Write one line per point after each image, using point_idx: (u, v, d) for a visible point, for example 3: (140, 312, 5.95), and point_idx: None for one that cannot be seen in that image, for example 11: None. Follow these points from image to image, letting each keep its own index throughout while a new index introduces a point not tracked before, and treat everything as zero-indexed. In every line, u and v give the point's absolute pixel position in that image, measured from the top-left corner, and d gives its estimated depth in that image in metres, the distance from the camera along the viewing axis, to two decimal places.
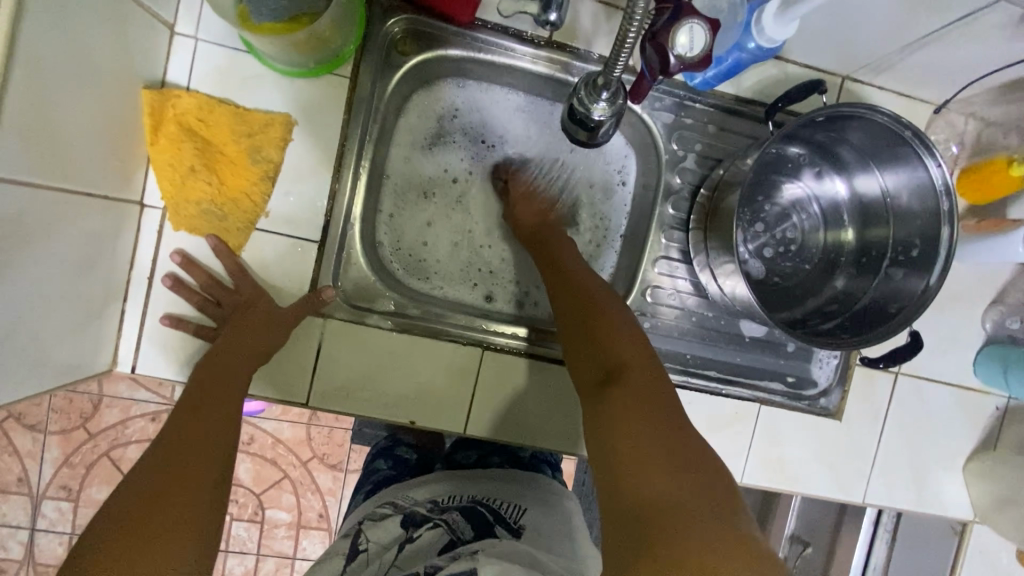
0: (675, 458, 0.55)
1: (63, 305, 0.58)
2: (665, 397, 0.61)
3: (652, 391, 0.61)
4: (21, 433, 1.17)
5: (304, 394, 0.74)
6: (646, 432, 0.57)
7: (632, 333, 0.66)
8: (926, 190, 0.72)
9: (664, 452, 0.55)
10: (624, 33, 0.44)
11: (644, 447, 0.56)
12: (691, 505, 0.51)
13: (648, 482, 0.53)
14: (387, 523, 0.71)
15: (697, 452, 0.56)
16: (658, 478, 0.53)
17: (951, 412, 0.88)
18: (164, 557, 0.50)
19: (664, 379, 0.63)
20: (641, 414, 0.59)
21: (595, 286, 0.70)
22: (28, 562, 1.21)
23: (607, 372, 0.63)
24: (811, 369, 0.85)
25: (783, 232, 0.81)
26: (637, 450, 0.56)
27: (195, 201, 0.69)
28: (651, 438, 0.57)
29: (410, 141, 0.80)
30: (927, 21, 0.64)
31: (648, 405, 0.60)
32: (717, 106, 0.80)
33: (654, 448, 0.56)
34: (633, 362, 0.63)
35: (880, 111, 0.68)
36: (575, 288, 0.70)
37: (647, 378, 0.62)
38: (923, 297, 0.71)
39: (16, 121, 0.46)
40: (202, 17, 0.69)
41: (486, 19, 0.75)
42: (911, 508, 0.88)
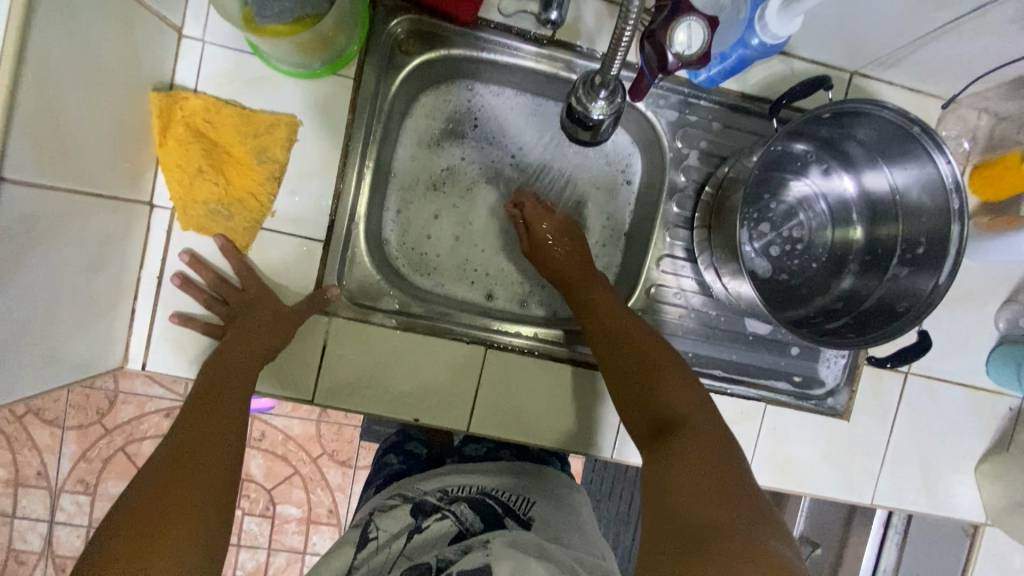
0: (734, 499, 0.54)
1: (74, 303, 0.60)
2: (717, 437, 0.61)
3: (705, 433, 0.61)
4: (40, 429, 1.20)
5: (310, 391, 0.75)
6: (695, 464, 0.57)
7: (679, 372, 0.67)
8: (936, 187, 0.70)
9: (714, 484, 0.55)
10: (619, 32, 0.44)
11: (702, 478, 0.55)
12: (740, 532, 0.49)
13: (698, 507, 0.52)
14: (397, 513, 0.72)
15: (748, 490, 0.55)
16: (715, 510, 0.52)
17: (963, 413, 0.86)
18: (174, 546, 0.51)
19: (719, 424, 0.63)
20: (691, 447, 0.58)
21: (631, 318, 0.71)
22: (48, 553, 1.24)
23: (657, 407, 0.64)
24: (818, 369, 0.84)
25: (790, 230, 0.80)
26: (686, 482, 0.55)
27: (202, 201, 0.70)
28: (701, 469, 0.56)
29: (415, 141, 0.81)
30: (934, 15, 0.63)
31: (702, 444, 0.59)
32: (722, 103, 0.79)
33: (708, 481, 0.55)
34: (685, 407, 0.64)
35: (886, 107, 0.67)
36: (619, 321, 0.71)
37: (699, 420, 0.62)
38: (932, 296, 0.70)
39: (28, 123, 0.47)
40: (208, 21, 0.70)
41: (488, 18, 0.75)
42: (921, 510, 0.87)
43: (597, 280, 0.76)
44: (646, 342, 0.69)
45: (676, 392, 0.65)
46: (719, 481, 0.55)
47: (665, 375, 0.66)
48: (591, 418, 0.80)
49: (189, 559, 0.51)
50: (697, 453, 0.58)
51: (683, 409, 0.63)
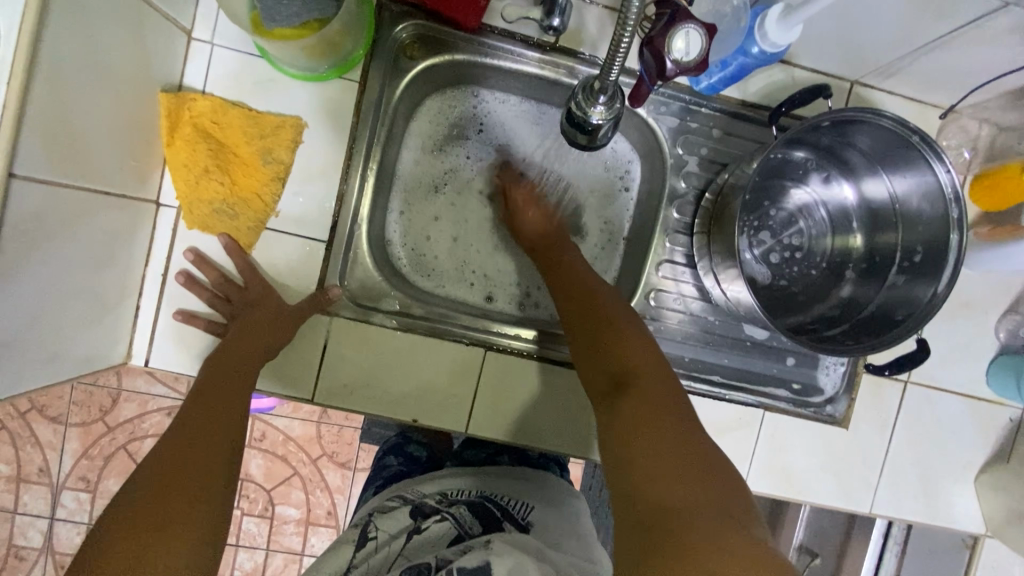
0: (691, 459, 0.56)
1: (80, 299, 0.61)
2: (670, 398, 0.63)
3: (662, 391, 0.63)
4: (43, 425, 1.21)
5: (310, 390, 0.75)
6: (649, 427, 0.59)
7: (631, 329, 0.68)
8: (935, 195, 0.71)
9: (670, 449, 0.57)
10: (618, 38, 0.45)
11: (657, 443, 0.58)
12: (695, 500, 0.53)
13: (653, 477, 0.55)
14: (397, 514, 0.73)
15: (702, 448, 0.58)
16: (674, 478, 0.54)
17: (962, 423, 0.86)
18: (173, 540, 0.52)
19: (669, 376, 0.65)
20: (646, 411, 0.61)
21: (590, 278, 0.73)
22: (47, 550, 1.24)
23: (614, 367, 0.66)
24: (817, 377, 0.84)
25: (790, 238, 0.81)
26: (641, 451, 0.57)
27: (208, 201, 0.71)
28: (655, 434, 0.59)
29: (419, 144, 0.82)
30: (934, 25, 0.63)
31: (655, 405, 0.61)
32: (723, 110, 0.80)
33: (666, 446, 0.57)
34: (642, 363, 0.65)
35: (886, 116, 0.67)
36: (577, 286, 0.73)
37: (654, 378, 0.64)
38: (930, 304, 0.70)
39: (37, 122, 0.48)
40: (217, 24, 0.72)
41: (492, 24, 0.76)
42: (921, 520, 0.86)
43: (566, 245, 0.78)
44: (603, 303, 0.70)
45: (631, 352, 0.66)
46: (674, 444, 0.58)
47: (619, 333, 0.68)
48: (589, 421, 0.81)
49: (189, 552, 0.52)
50: (649, 414, 0.60)
51: (637, 367, 0.65)
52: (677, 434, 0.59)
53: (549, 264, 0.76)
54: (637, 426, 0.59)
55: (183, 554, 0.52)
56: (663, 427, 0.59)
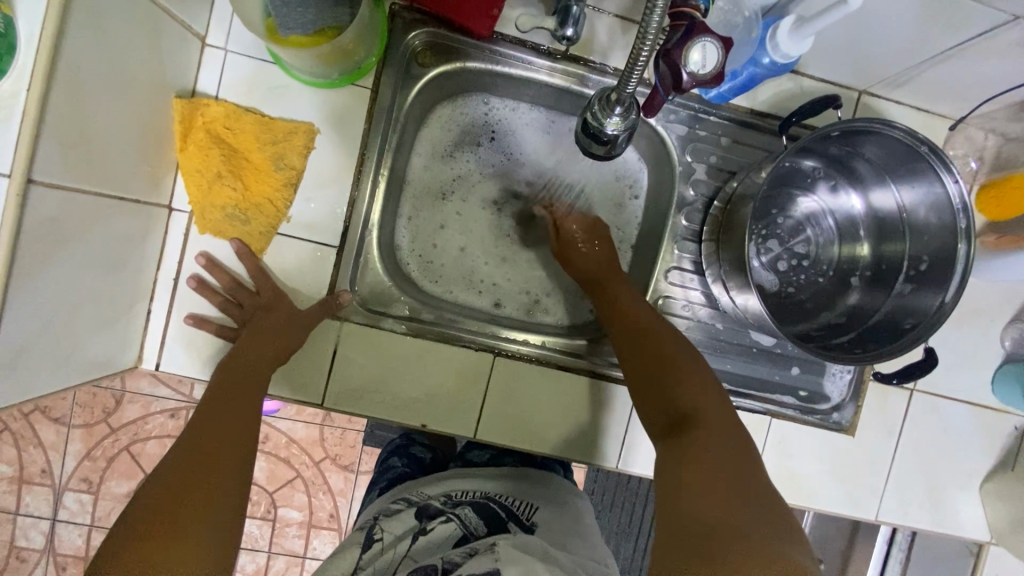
0: (743, 491, 0.57)
1: (94, 304, 0.61)
2: (727, 434, 0.63)
3: (718, 428, 0.63)
4: (46, 426, 1.21)
5: (319, 394, 0.75)
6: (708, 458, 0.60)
7: (695, 364, 0.69)
8: (943, 206, 0.71)
9: (726, 480, 0.58)
10: (636, 51, 0.45)
11: (710, 471, 0.59)
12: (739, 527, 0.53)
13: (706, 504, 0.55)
14: (402, 516, 0.73)
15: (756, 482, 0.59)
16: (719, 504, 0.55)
17: (967, 431, 0.86)
18: (189, 536, 0.53)
19: (729, 414, 0.66)
20: (705, 442, 0.61)
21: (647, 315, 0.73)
22: (49, 551, 1.24)
23: (674, 404, 0.66)
24: (823, 383, 0.84)
25: (797, 246, 0.81)
26: (697, 478, 0.58)
27: (220, 206, 0.72)
28: (711, 464, 0.59)
29: (429, 151, 0.83)
30: (943, 37, 0.64)
31: (714, 438, 0.62)
32: (731, 119, 0.80)
33: (717, 475, 0.58)
34: (702, 402, 0.66)
35: (895, 126, 0.68)
36: (633, 324, 0.73)
37: (714, 414, 0.65)
38: (938, 314, 0.70)
39: (58, 127, 0.49)
40: (231, 30, 0.72)
41: (504, 33, 0.76)
42: (925, 527, 0.86)
43: (621, 279, 0.77)
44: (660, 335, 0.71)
45: (691, 385, 0.67)
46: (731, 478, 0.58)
47: (680, 365, 0.69)
48: (597, 427, 0.81)
49: (207, 549, 0.53)
50: (705, 445, 0.61)
51: (698, 405, 0.65)
52: (731, 466, 0.59)
53: (606, 299, 0.76)
54: (692, 455, 0.60)
55: (200, 551, 0.52)
56: (722, 461, 0.60)
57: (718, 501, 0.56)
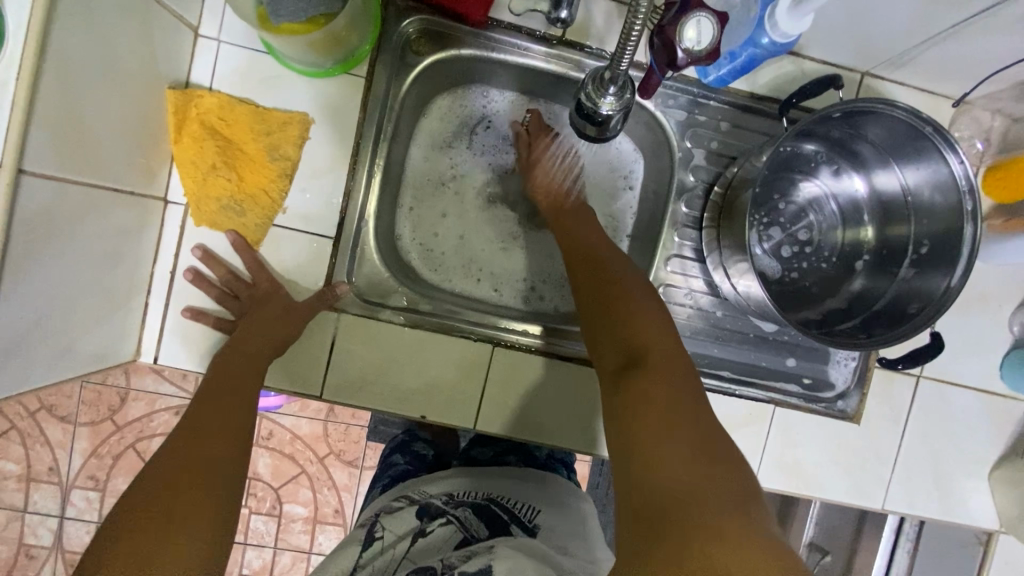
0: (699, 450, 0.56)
1: (90, 296, 0.61)
2: (685, 387, 0.61)
3: (671, 369, 0.62)
4: (52, 425, 1.22)
5: (317, 386, 0.75)
6: (665, 416, 0.58)
7: (650, 312, 0.67)
8: (949, 187, 0.69)
9: (689, 440, 0.57)
10: (629, 26, 0.44)
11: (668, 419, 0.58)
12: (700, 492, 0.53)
13: (673, 473, 0.54)
14: (403, 515, 0.73)
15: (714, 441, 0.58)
16: (678, 464, 0.55)
17: (976, 418, 0.85)
18: (186, 528, 0.53)
19: (681, 353, 0.65)
20: (659, 391, 0.60)
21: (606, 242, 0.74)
22: (57, 549, 1.25)
23: (628, 345, 0.65)
24: (828, 371, 0.83)
25: (799, 231, 0.80)
26: (656, 440, 0.56)
27: (216, 197, 0.71)
28: (669, 422, 0.58)
29: (426, 141, 0.82)
30: (946, 14, 0.62)
31: (670, 395, 0.60)
32: (731, 103, 0.79)
33: (676, 432, 0.57)
34: (655, 345, 0.64)
35: (897, 106, 0.66)
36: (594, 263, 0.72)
37: (665, 354, 0.64)
38: (944, 297, 0.69)
39: (48, 117, 0.48)
40: (224, 21, 0.71)
41: (499, 18, 0.75)
42: (934, 516, 0.85)
43: (586, 219, 0.76)
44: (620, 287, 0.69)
45: (648, 331, 0.65)
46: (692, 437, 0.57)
47: (632, 314, 0.67)
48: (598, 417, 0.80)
49: (202, 539, 0.53)
50: (663, 402, 0.59)
51: (653, 349, 0.64)
52: (688, 422, 0.58)
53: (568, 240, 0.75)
54: (647, 404, 0.59)
55: (195, 540, 0.53)
56: (681, 417, 0.58)
57: (678, 459, 0.55)
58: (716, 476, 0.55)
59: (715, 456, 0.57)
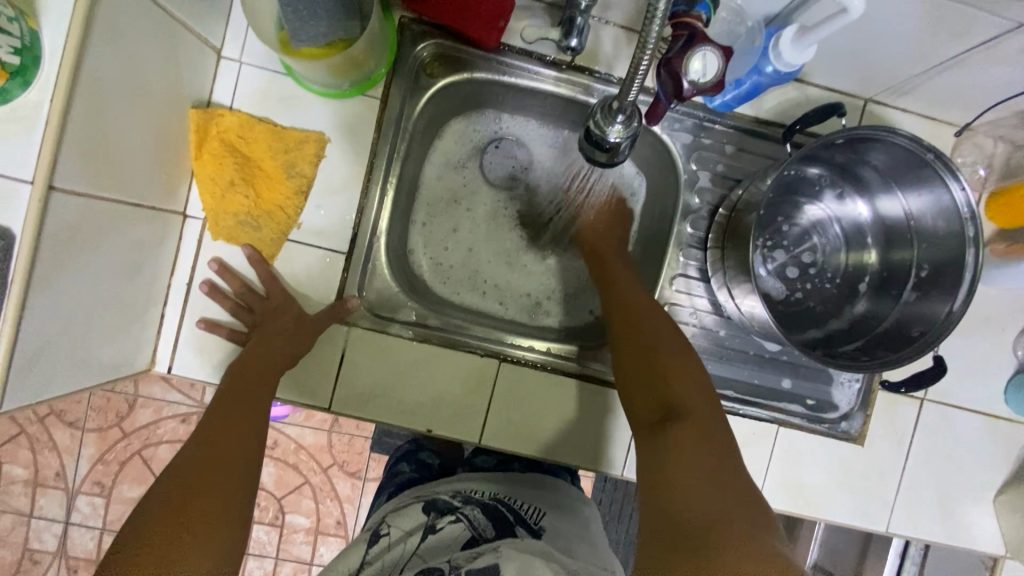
0: (722, 485, 0.61)
1: (110, 307, 0.63)
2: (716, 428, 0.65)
3: (704, 417, 0.65)
4: (61, 430, 1.24)
5: (327, 398, 0.76)
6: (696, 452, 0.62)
7: (682, 355, 0.69)
8: (951, 214, 0.70)
9: (712, 478, 0.61)
10: (637, 61, 0.46)
11: (696, 460, 0.62)
12: (726, 525, 0.57)
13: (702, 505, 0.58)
14: (411, 512, 0.74)
15: (738, 480, 0.62)
16: (705, 503, 0.59)
17: (980, 442, 0.85)
18: (203, 528, 0.55)
19: (710, 399, 0.67)
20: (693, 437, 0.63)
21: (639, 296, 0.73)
22: (61, 554, 1.25)
23: (662, 396, 0.67)
24: (832, 392, 0.83)
25: (803, 253, 0.81)
26: (687, 475, 0.61)
27: (233, 213, 0.73)
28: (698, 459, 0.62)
29: (439, 161, 0.85)
30: (946, 45, 0.64)
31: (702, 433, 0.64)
32: (736, 127, 0.81)
33: (705, 472, 0.61)
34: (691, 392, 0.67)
35: (899, 133, 0.68)
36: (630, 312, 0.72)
37: (698, 401, 0.66)
38: (946, 322, 0.70)
39: (78, 137, 0.50)
40: (246, 44, 0.74)
41: (510, 44, 0.77)
42: (938, 540, 0.85)
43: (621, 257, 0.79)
44: (658, 331, 0.70)
45: (685, 378, 0.67)
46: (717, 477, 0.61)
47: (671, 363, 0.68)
48: (602, 432, 0.81)
49: (218, 539, 0.55)
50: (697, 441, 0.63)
51: (688, 397, 0.66)
52: (715, 462, 0.62)
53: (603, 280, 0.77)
54: (680, 448, 0.62)
55: (211, 540, 0.55)
56: (711, 459, 0.62)
57: (702, 497, 0.59)
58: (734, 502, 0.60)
59: (738, 492, 0.61)
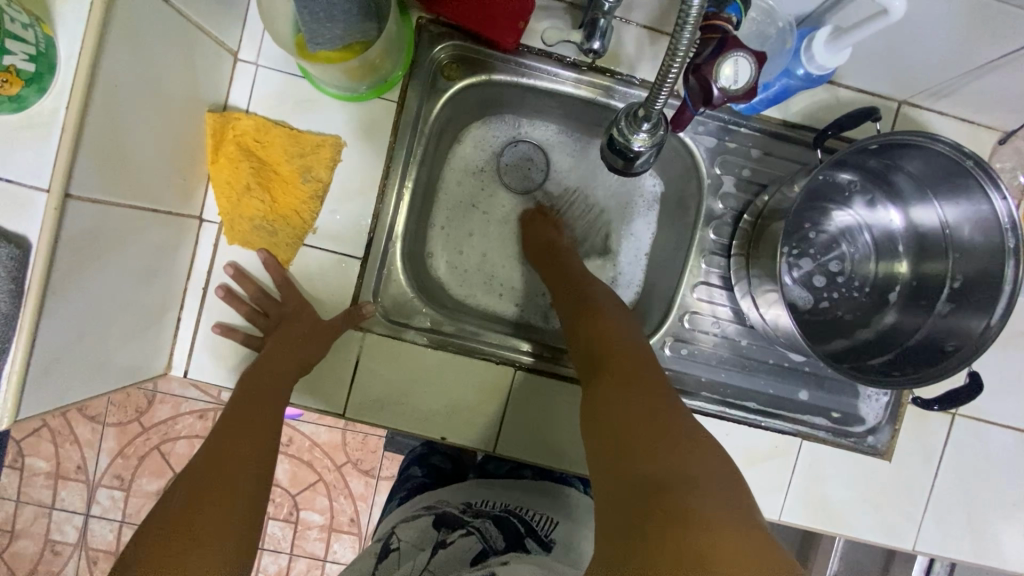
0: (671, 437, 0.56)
1: (127, 312, 0.62)
2: (647, 391, 0.60)
3: (632, 367, 0.63)
4: (82, 424, 1.26)
5: (342, 405, 0.76)
6: (646, 422, 0.57)
7: (618, 324, 0.68)
8: (990, 224, 0.67)
9: (659, 430, 0.57)
10: (666, 68, 0.44)
11: (627, 414, 0.58)
12: (677, 476, 0.52)
13: (651, 458, 0.54)
14: (421, 525, 0.73)
15: (688, 432, 0.57)
16: (659, 454, 0.54)
17: (1015, 459, 0.82)
18: (216, 536, 0.54)
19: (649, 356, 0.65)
20: (626, 387, 0.61)
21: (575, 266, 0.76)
22: (81, 546, 1.28)
23: (595, 352, 0.66)
24: (858, 406, 0.81)
25: (831, 261, 0.79)
26: (625, 425, 0.57)
27: (249, 217, 0.73)
28: (654, 427, 0.57)
29: (456, 165, 0.84)
30: (991, 47, 0.60)
31: (629, 384, 0.61)
32: (762, 130, 0.78)
33: (641, 423, 0.57)
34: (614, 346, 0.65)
35: (939, 140, 0.64)
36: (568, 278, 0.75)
37: (623, 352, 0.65)
38: (983, 337, 0.66)
39: (94, 144, 0.50)
40: (263, 46, 0.73)
41: (530, 45, 0.76)
42: (968, 560, 0.82)
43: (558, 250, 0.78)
44: (599, 319, 0.68)
45: (602, 330, 0.67)
46: (656, 427, 0.57)
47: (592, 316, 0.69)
48: None
49: (229, 548, 0.54)
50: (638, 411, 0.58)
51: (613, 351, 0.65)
52: (661, 414, 0.58)
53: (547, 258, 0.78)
54: (616, 401, 0.60)
55: (222, 548, 0.54)
56: (629, 408, 0.59)
57: (649, 449, 0.55)
58: (696, 461, 0.54)
59: (688, 442, 0.56)
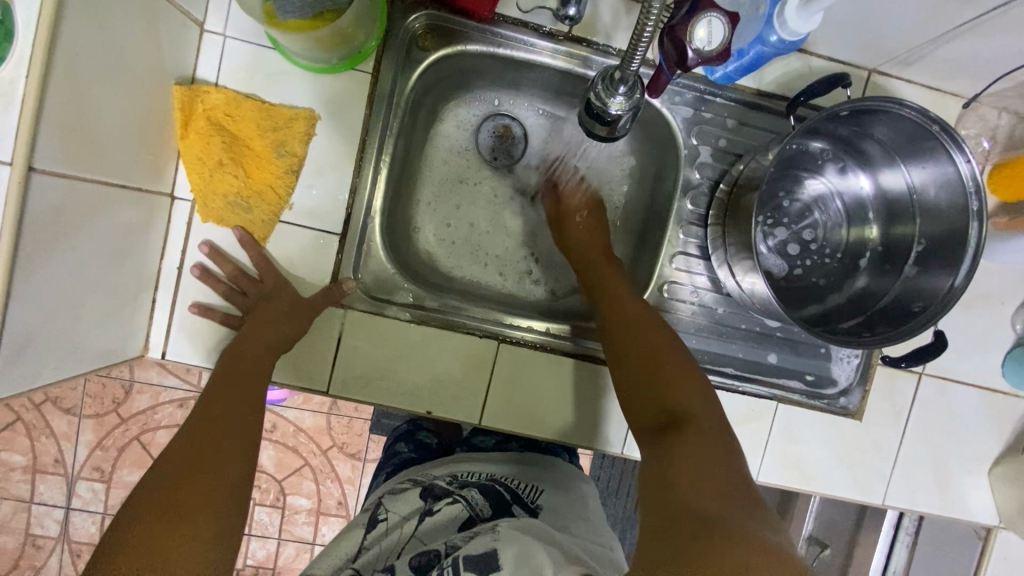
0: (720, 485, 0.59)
1: (99, 292, 0.61)
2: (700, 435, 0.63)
3: (694, 410, 0.66)
4: (58, 417, 1.23)
5: (325, 382, 0.75)
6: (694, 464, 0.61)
7: (679, 356, 0.69)
8: (955, 186, 0.69)
9: (709, 476, 0.60)
10: (640, 27, 0.44)
11: (687, 461, 0.61)
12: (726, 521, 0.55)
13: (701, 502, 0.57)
14: (407, 496, 0.73)
15: (736, 480, 0.60)
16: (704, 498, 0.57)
17: (977, 415, 0.85)
18: (204, 509, 0.55)
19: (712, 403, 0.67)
20: (690, 432, 0.63)
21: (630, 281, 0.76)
22: (64, 539, 1.26)
23: (658, 388, 0.67)
24: (831, 367, 0.83)
25: (803, 229, 0.80)
26: (686, 469, 0.60)
27: (222, 193, 0.71)
28: (705, 474, 0.60)
29: (435, 140, 0.84)
30: (956, 12, 0.61)
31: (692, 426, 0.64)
32: (737, 100, 0.79)
33: (699, 469, 0.60)
34: (676, 387, 0.67)
35: (906, 104, 0.66)
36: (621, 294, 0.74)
37: (685, 393, 0.67)
38: (948, 297, 0.69)
39: (56, 116, 0.48)
40: (230, 16, 0.71)
41: (505, 14, 0.75)
42: (933, 511, 0.86)
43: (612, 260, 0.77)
44: (662, 349, 0.70)
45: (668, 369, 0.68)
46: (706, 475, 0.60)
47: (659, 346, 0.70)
48: (600, 411, 0.80)
49: (217, 518, 0.55)
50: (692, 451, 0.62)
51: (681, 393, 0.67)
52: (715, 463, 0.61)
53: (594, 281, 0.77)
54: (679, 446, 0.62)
55: (210, 520, 0.55)
56: (686, 452, 0.62)
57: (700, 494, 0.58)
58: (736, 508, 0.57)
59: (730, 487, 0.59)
